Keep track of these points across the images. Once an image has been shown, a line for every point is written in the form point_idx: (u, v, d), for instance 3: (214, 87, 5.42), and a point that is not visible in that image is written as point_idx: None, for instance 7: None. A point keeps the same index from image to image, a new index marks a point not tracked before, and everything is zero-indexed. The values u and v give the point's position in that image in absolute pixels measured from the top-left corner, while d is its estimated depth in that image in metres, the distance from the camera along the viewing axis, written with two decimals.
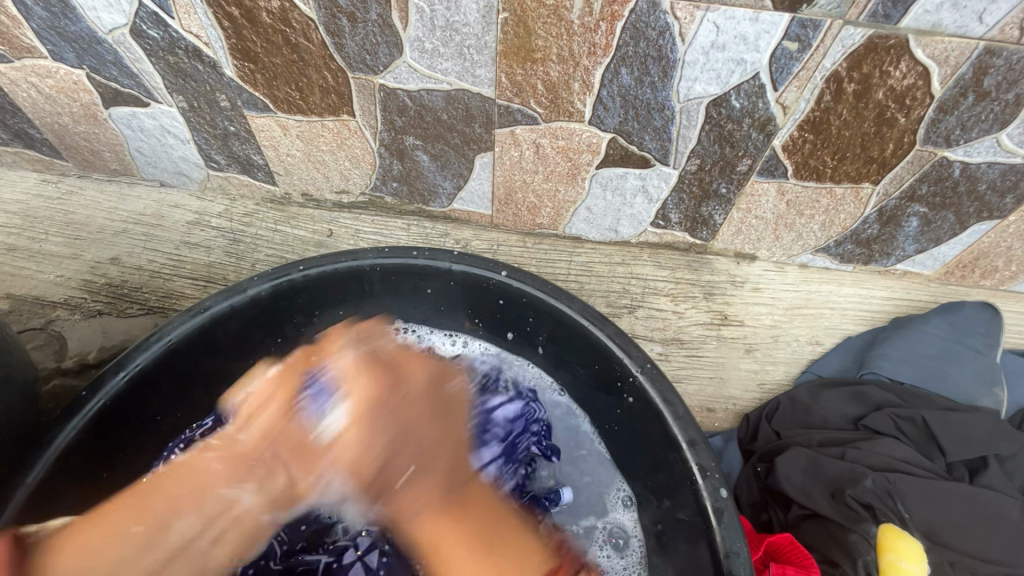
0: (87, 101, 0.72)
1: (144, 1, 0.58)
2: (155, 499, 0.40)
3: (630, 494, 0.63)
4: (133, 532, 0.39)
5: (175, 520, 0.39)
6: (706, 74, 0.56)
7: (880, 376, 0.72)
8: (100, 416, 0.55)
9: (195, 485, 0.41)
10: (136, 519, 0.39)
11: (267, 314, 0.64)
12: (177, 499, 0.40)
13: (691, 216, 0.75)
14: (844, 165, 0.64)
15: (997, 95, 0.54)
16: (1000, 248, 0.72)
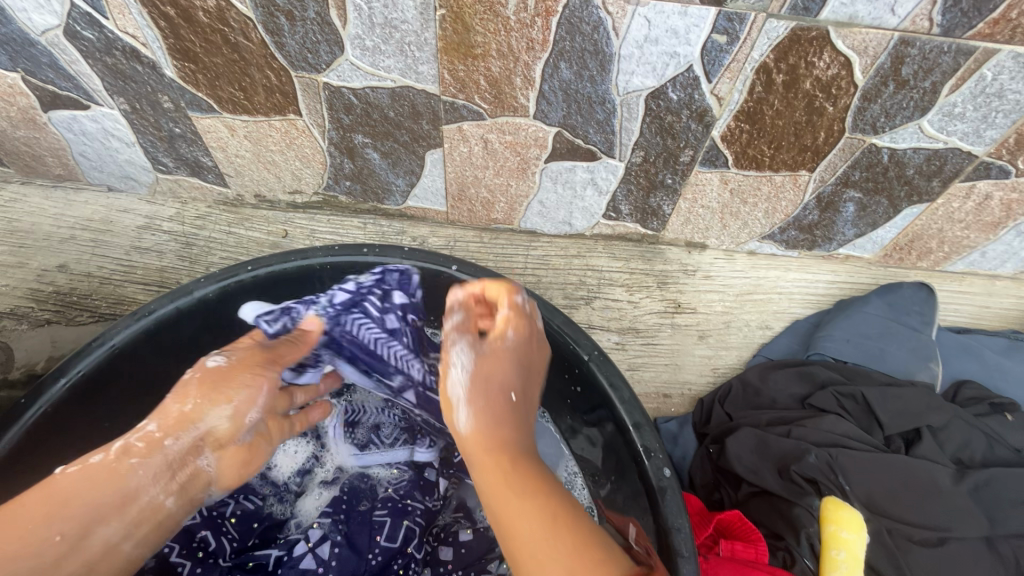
0: (24, 105, 0.71)
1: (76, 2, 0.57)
2: (68, 504, 0.42)
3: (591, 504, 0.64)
4: (53, 538, 0.41)
5: (98, 524, 0.43)
6: (642, 68, 0.57)
7: (825, 355, 0.75)
8: (42, 423, 0.54)
9: (113, 491, 0.44)
10: (32, 527, 0.40)
11: (209, 314, 0.63)
12: (96, 502, 0.43)
13: (641, 208, 0.77)
14: (780, 153, 0.66)
15: (914, 83, 0.56)
16: (931, 230, 0.76)
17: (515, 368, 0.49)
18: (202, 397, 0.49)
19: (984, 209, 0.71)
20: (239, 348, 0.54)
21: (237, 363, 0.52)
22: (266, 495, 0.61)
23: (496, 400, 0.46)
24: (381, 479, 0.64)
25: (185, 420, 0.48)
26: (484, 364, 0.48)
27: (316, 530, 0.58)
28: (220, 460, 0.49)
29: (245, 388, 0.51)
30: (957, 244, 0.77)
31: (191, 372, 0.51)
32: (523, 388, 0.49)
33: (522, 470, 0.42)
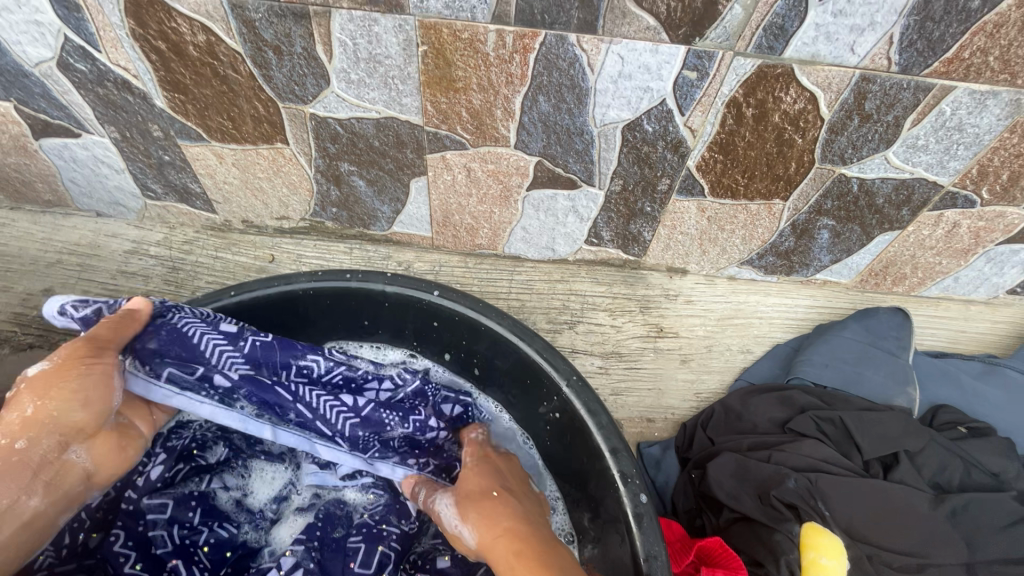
0: (16, 133, 0.72)
1: (70, 36, 0.59)
2: None
3: (570, 529, 0.64)
4: None
5: None
6: (617, 102, 0.60)
7: (805, 379, 0.76)
8: None
9: None
10: None
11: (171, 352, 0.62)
12: None
13: (622, 234, 0.79)
14: (754, 182, 0.68)
15: (878, 117, 0.59)
16: (905, 256, 0.78)
17: (488, 475, 0.57)
18: (43, 395, 0.48)
19: (954, 236, 0.73)
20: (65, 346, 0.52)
21: (70, 355, 0.51)
22: (241, 520, 0.60)
23: (472, 508, 0.53)
24: (357, 504, 0.64)
25: (38, 420, 0.47)
26: (459, 487, 0.57)
27: (288, 558, 0.55)
28: (89, 450, 0.50)
29: (89, 380, 0.50)
30: (930, 270, 0.79)
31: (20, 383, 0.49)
32: (501, 487, 0.56)
33: (507, 546, 0.48)
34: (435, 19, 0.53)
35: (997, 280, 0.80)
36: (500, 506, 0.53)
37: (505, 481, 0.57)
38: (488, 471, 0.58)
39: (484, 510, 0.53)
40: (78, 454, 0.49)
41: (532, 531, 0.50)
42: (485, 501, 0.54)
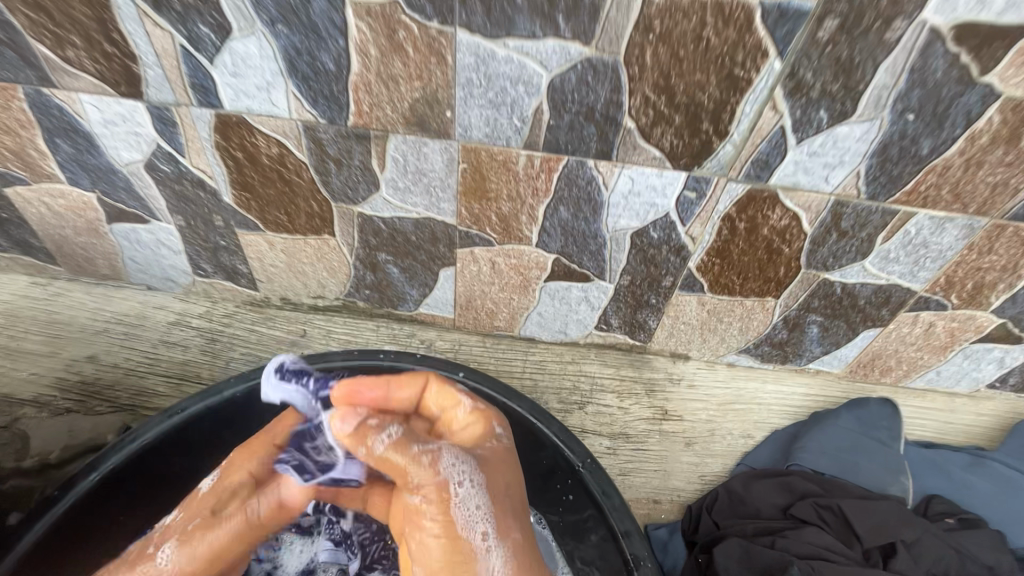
0: (91, 218, 0.80)
1: (162, 144, 0.69)
2: None
3: None
4: None
5: None
6: (628, 212, 0.69)
7: (803, 465, 0.80)
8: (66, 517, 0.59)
9: None
10: None
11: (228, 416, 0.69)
12: None
13: (629, 321, 0.85)
14: (747, 282, 0.76)
15: (852, 234, 0.68)
16: (889, 350, 0.84)
17: (505, 474, 0.53)
18: None
19: (932, 335, 0.80)
20: (194, 529, 0.53)
21: (190, 560, 0.52)
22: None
23: (510, 533, 0.49)
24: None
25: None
26: (485, 469, 0.51)
27: None
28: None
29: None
30: (913, 364, 0.85)
31: (149, 553, 0.53)
32: (516, 487, 0.53)
33: None
34: (476, 144, 0.64)
35: (976, 375, 0.86)
36: (523, 521, 0.51)
37: (513, 480, 0.54)
38: (504, 465, 0.53)
39: (515, 527, 0.49)
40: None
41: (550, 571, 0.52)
42: (515, 514, 0.51)
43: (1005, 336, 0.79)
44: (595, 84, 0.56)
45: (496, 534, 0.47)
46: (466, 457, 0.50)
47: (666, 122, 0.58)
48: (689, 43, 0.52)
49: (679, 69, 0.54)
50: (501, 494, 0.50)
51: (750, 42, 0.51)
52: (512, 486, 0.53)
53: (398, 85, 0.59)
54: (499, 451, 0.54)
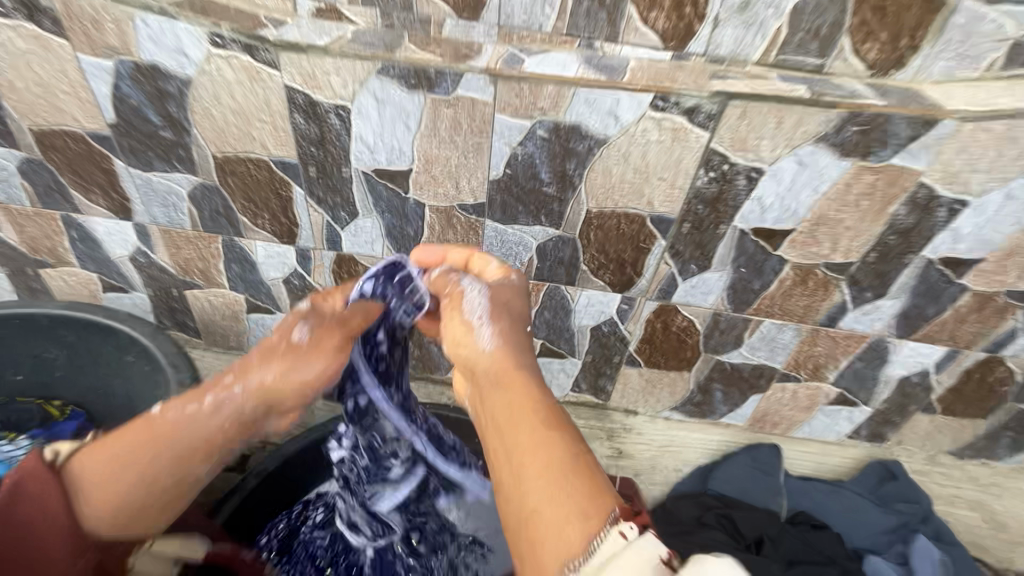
0: (235, 310, 1.21)
1: (298, 269, 1.11)
2: (133, 448, 0.66)
3: None
4: (159, 474, 0.66)
5: (182, 464, 0.67)
6: (588, 315, 1.09)
7: (712, 490, 1.16)
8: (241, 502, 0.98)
9: (154, 434, 0.67)
10: (122, 458, 0.65)
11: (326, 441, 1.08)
12: (150, 441, 0.66)
13: (594, 385, 1.24)
14: (669, 361, 1.15)
15: (728, 332, 1.08)
16: (772, 410, 1.21)
17: (507, 292, 0.80)
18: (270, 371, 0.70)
19: (797, 399, 1.18)
20: (318, 321, 0.75)
21: (318, 338, 0.73)
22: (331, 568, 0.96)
23: (498, 320, 0.75)
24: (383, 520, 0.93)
25: (271, 386, 0.70)
26: (489, 289, 0.79)
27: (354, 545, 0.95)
28: (276, 416, 0.73)
29: (311, 363, 0.71)
30: (791, 420, 1.23)
31: (281, 338, 0.72)
32: (520, 311, 0.79)
33: (514, 376, 0.68)
34: None
35: (837, 429, 1.23)
36: (512, 325, 0.76)
37: (508, 310, 0.77)
38: (503, 296, 0.79)
39: (502, 324, 0.75)
40: (270, 421, 0.72)
41: (533, 376, 0.68)
42: (509, 321, 0.76)
43: (845, 400, 1.17)
44: (563, 246, 0.99)
45: (490, 319, 0.74)
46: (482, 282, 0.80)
47: (604, 268, 1.01)
48: (613, 229, 0.95)
49: (609, 242, 0.97)
50: (498, 303, 0.77)
51: (645, 231, 0.95)
52: (509, 305, 0.78)
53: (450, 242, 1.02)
54: (505, 284, 0.81)
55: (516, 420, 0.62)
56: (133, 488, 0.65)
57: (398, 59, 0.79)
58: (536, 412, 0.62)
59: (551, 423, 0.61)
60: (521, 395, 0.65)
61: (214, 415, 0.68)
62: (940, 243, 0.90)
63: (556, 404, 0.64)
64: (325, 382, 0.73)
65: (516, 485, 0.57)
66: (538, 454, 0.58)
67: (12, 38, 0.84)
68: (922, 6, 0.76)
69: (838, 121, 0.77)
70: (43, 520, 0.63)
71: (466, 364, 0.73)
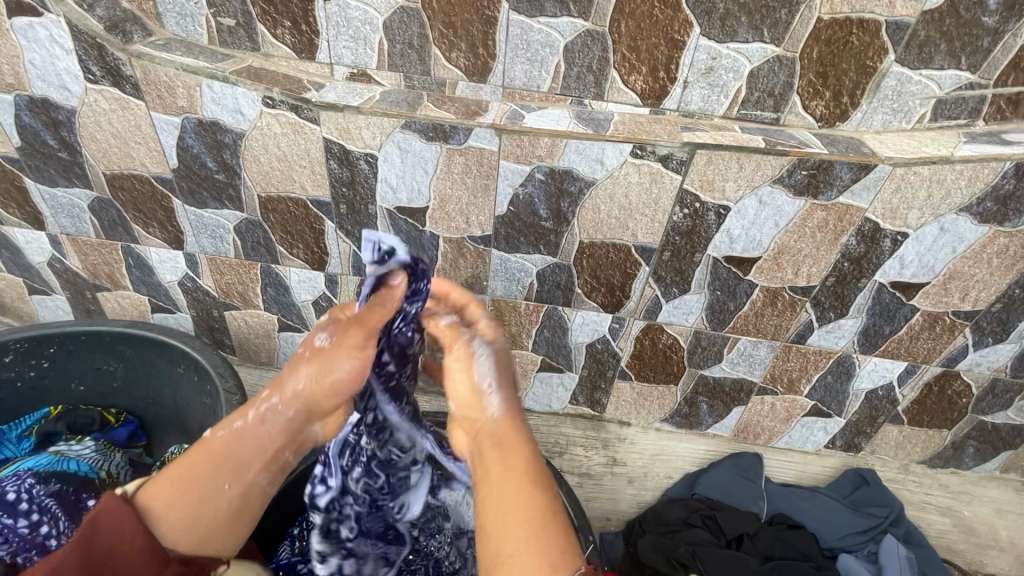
0: (268, 328, 1.35)
1: (326, 292, 1.25)
2: (198, 467, 0.76)
3: None
4: (225, 486, 0.76)
5: (249, 473, 0.78)
6: (583, 333, 1.23)
7: (699, 493, 1.26)
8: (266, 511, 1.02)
9: (216, 455, 0.77)
10: (198, 478, 0.75)
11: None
12: (212, 461, 0.76)
13: (590, 398, 1.36)
14: (657, 375, 1.28)
15: (709, 348, 1.21)
16: (754, 421, 1.33)
17: (507, 359, 0.91)
18: (307, 380, 0.80)
19: (776, 410, 1.30)
20: (335, 324, 0.83)
21: (339, 340, 0.81)
22: None
23: (501, 387, 0.86)
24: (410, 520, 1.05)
25: (311, 396, 0.81)
26: (494, 353, 0.90)
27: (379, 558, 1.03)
28: (320, 420, 0.85)
29: (341, 367, 0.80)
30: (772, 430, 1.33)
31: (306, 348, 0.82)
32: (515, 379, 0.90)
33: (510, 440, 0.78)
34: (498, 296, 1.20)
35: (814, 439, 1.34)
36: (511, 390, 0.87)
37: (506, 377, 0.88)
38: (504, 362, 0.90)
39: (503, 389, 0.86)
40: (317, 426, 0.85)
41: (527, 443, 0.79)
42: (507, 387, 0.87)
43: (819, 412, 1.28)
44: (560, 271, 1.13)
45: (494, 384, 0.86)
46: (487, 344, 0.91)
47: (596, 290, 1.15)
48: (603, 257, 1.09)
49: (600, 268, 1.11)
50: (501, 370, 0.89)
51: (631, 259, 1.08)
52: (507, 372, 0.89)
53: (461, 268, 1.16)
54: (504, 351, 0.92)
55: (507, 478, 0.73)
56: (202, 501, 0.74)
57: (419, 116, 0.95)
58: (526, 474, 0.73)
59: (539, 486, 0.72)
60: (512, 458, 0.75)
61: (262, 426, 0.79)
62: (888, 269, 1.02)
63: (542, 468, 0.75)
64: (352, 380, 0.81)
65: (493, 537, 0.67)
66: (518, 510, 0.68)
67: (98, 100, 1.01)
68: (857, 71, 0.91)
69: (791, 166, 0.91)
70: (123, 549, 0.69)
71: (468, 421, 0.84)
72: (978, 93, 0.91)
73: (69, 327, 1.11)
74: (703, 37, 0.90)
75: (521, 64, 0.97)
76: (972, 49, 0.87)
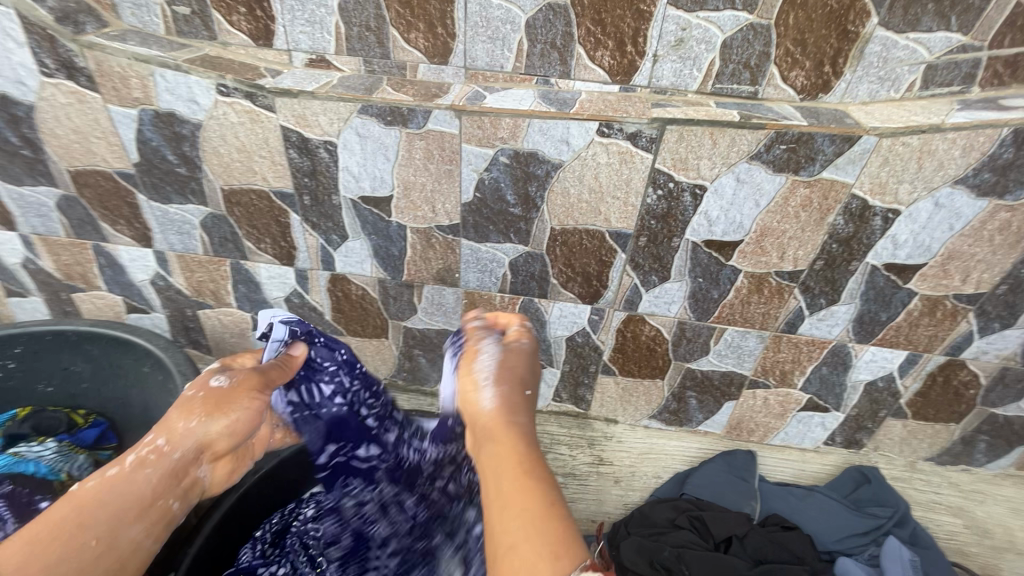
0: (243, 327, 1.32)
1: (298, 288, 1.22)
2: (72, 527, 0.61)
3: None
4: (91, 541, 0.61)
5: (127, 527, 0.65)
6: (563, 325, 1.17)
7: (688, 493, 1.19)
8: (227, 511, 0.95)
9: (86, 504, 0.64)
10: (68, 536, 0.60)
11: None
12: (83, 516, 0.63)
13: (574, 395, 1.30)
14: (642, 369, 1.22)
15: (695, 340, 1.15)
16: (747, 416, 1.26)
17: (518, 362, 0.80)
18: (203, 415, 0.76)
19: (769, 405, 1.23)
20: (231, 370, 0.83)
21: (234, 380, 0.82)
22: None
23: (502, 383, 0.77)
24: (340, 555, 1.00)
25: (208, 434, 0.76)
26: (506, 355, 0.82)
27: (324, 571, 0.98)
28: (207, 465, 0.78)
29: (242, 408, 0.79)
30: (767, 426, 1.27)
31: (197, 391, 0.79)
32: (530, 382, 0.79)
33: (500, 434, 0.69)
34: (473, 290, 1.15)
35: (812, 435, 1.27)
36: (520, 386, 0.77)
37: (507, 374, 0.78)
38: (511, 360, 0.81)
39: (511, 385, 0.76)
40: (205, 468, 0.77)
41: (527, 433, 0.69)
42: (506, 383, 0.77)
43: (816, 406, 1.21)
44: (533, 261, 1.08)
45: (493, 380, 0.77)
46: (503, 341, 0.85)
47: (573, 281, 1.09)
48: (577, 244, 1.04)
49: (575, 256, 1.06)
50: (511, 369, 0.79)
51: (607, 246, 1.03)
52: (512, 370, 0.78)
53: (432, 260, 1.12)
54: (517, 351, 0.83)
55: (496, 471, 0.63)
56: (75, 555, 0.59)
57: (375, 99, 0.91)
58: (518, 462, 0.63)
59: (528, 471, 0.63)
60: (503, 448, 0.66)
61: (141, 470, 0.70)
62: (881, 250, 0.96)
63: (536, 458, 0.65)
64: (250, 420, 0.80)
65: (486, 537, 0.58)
66: (508, 496, 0.59)
67: (54, 94, 0.99)
68: (838, 36, 0.85)
69: (767, 141, 0.86)
70: None
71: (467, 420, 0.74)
72: (972, 57, 0.85)
73: (33, 328, 1.09)
74: (671, 6, 0.85)
75: (482, 43, 0.93)
76: (962, 9, 0.80)
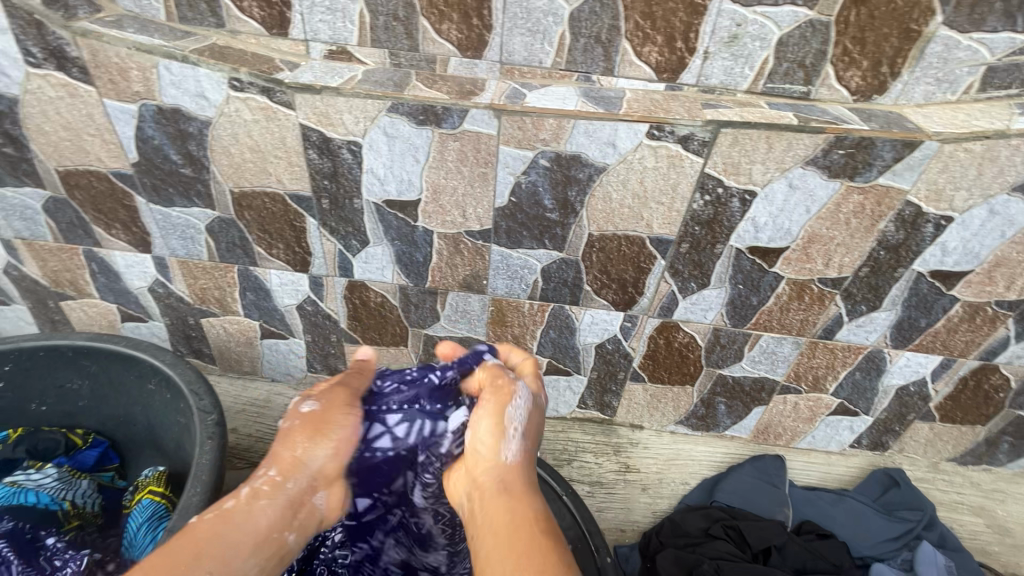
0: (250, 335, 1.24)
1: (311, 296, 1.15)
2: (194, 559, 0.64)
3: None
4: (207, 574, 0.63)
5: (242, 558, 0.67)
6: (593, 331, 1.13)
7: (720, 501, 1.17)
8: None
9: (216, 532, 0.68)
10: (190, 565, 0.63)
11: None
12: (205, 546, 0.66)
13: (600, 401, 1.27)
14: (672, 375, 1.19)
15: (729, 346, 1.12)
16: (775, 421, 1.24)
17: (536, 422, 0.82)
18: (307, 442, 0.78)
19: (799, 409, 1.21)
20: (316, 392, 0.84)
21: (324, 402, 0.83)
22: None
23: (527, 440, 0.78)
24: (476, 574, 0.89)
25: (315, 461, 0.78)
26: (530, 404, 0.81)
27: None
28: (325, 490, 0.79)
29: (340, 425, 0.81)
30: (794, 430, 1.26)
31: (293, 418, 0.81)
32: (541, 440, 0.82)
33: (512, 489, 0.72)
34: (500, 296, 1.10)
35: (839, 438, 1.26)
36: (533, 445, 0.80)
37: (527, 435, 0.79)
38: (528, 417, 0.81)
39: (525, 444, 0.78)
40: (322, 495, 0.78)
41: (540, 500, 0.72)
42: (526, 440, 0.78)
43: (846, 410, 1.20)
44: (566, 268, 1.03)
45: (520, 432, 0.78)
46: (530, 391, 0.83)
47: (607, 288, 1.05)
48: (615, 250, 0.99)
49: (612, 263, 1.01)
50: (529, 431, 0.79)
51: (645, 252, 0.99)
52: (529, 429, 0.80)
53: (458, 267, 1.06)
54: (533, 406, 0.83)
55: (508, 525, 0.67)
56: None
57: (407, 97, 0.84)
58: (530, 526, 0.67)
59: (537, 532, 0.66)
60: (518, 511, 0.69)
61: (258, 501, 0.73)
62: (928, 257, 0.93)
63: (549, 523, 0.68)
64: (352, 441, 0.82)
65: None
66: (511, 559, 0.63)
67: (42, 86, 0.89)
68: (899, 35, 0.81)
69: (826, 145, 0.81)
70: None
71: (476, 463, 0.76)
72: None
73: (25, 343, 1.00)
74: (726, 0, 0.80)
75: (520, 36, 0.86)
76: None
